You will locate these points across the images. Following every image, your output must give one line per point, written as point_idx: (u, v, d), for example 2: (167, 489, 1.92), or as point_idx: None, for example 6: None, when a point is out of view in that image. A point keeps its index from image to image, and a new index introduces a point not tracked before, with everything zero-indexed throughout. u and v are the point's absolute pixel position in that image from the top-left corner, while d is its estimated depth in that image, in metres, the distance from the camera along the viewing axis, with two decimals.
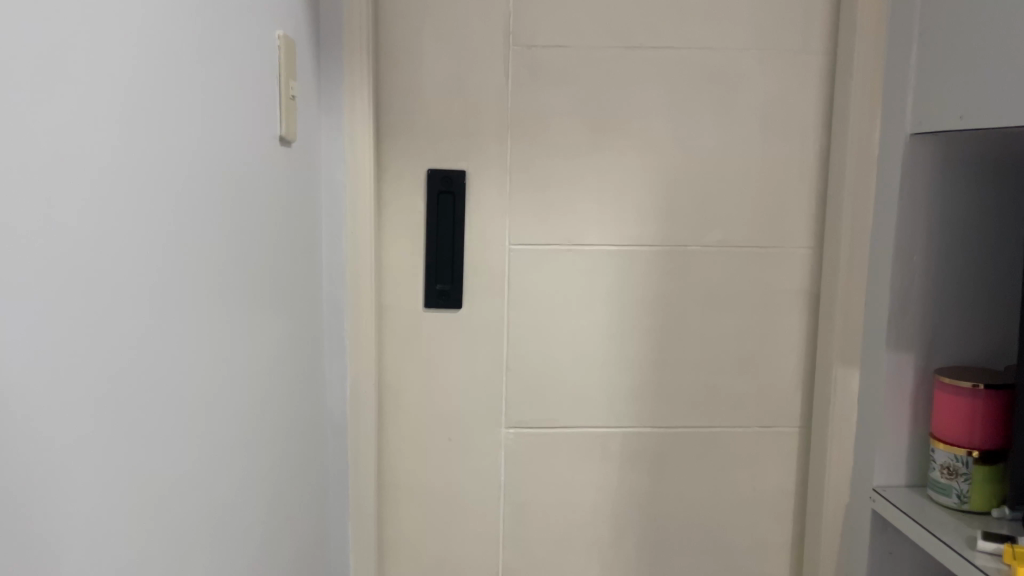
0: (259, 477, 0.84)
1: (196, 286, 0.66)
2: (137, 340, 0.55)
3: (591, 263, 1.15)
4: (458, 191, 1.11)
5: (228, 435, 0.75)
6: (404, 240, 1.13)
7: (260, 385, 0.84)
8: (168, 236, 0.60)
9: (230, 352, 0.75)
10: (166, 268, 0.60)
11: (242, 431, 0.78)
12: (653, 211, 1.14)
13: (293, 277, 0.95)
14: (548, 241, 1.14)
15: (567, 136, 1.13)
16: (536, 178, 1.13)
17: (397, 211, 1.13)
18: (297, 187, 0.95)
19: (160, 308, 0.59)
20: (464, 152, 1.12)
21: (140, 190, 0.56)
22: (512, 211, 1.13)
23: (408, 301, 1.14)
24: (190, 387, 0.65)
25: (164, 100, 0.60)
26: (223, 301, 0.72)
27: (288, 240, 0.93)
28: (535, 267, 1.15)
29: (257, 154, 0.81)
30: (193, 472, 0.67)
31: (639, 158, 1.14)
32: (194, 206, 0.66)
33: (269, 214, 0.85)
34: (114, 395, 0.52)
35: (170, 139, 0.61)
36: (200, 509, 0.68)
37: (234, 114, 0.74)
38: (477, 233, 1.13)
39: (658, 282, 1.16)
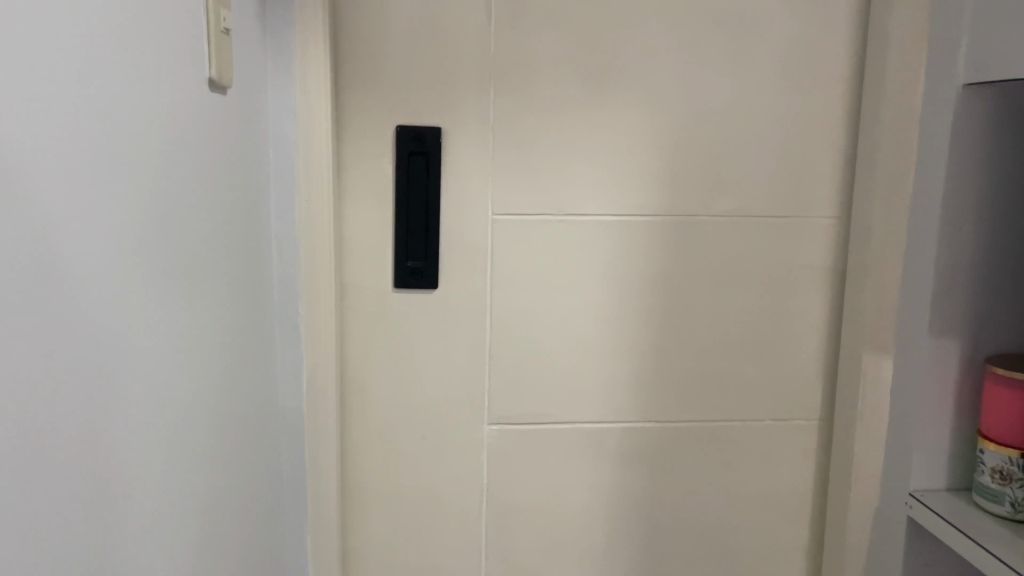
0: (212, 487, 0.72)
1: (112, 255, 0.49)
2: (31, 340, 0.39)
3: (587, 235, 1.00)
4: (432, 151, 0.95)
5: (175, 444, 0.62)
6: (368, 207, 0.97)
7: (198, 377, 0.68)
8: (68, 187, 0.43)
9: (171, 343, 0.61)
10: (71, 232, 0.43)
11: (190, 436, 0.66)
12: (658, 175, 0.99)
13: (235, 247, 0.79)
14: (536, 209, 0.99)
15: (560, 87, 0.97)
16: (522, 136, 0.97)
17: (361, 174, 0.96)
18: (238, 144, 0.78)
19: (86, 305, 0.46)
20: (439, 105, 0.95)
21: (20, 116, 0.38)
22: (495, 174, 0.98)
23: (374, 279, 0.98)
24: (106, 389, 0.48)
25: (79, 36, 0.45)
26: (149, 276, 0.56)
27: (228, 202, 0.76)
28: (523, 239, 0.99)
29: (187, 93, 0.63)
30: (117, 497, 0.50)
31: (642, 113, 0.98)
32: (107, 144, 0.48)
33: (204, 167, 0.68)
34: (13, 434, 0.38)
35: (70, 51, 0.44)
36: (146, 540, 0.56)
37: (155, 32, 0.56)
38: (455, 200, 0.97)
39: (663, 256, 1.01)
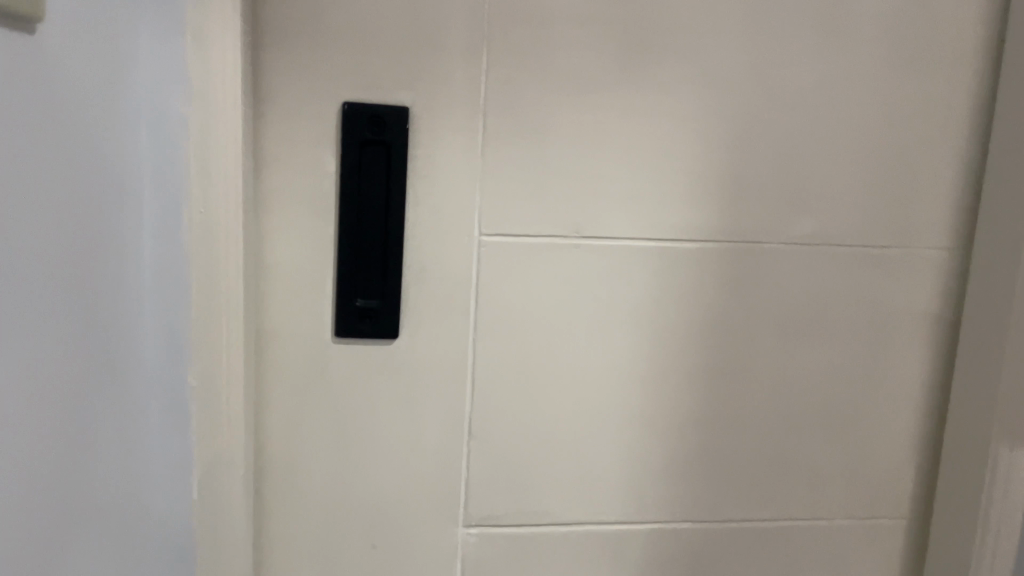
0: None
1: None
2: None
3: (612, 267, 0.71)
4: (395, 142, 0.66)
5: (27, 532, 0.43)
6: (297, 220, 0.66)
7: None
8: None
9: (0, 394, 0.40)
10: None
11: (79, 491, 0.49)
12: (714, 185, 0.71)
13: (73, 265, 0.47)
14: (541, 228, 0.70)
15: (582, 55, 0.67)
16: (528, 125, 0.68)
17: (288, 172, 0.66)
18: (81, 102, 0.47)
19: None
20: (409, 76, 0.66)
21: None
22: (485, 177, 0.68)
23: (306, 324, 0.68)
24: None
25: None
26: None
27: (53, 187, 0.44)
28: (520, 270, 0.70)
29: None
30: None
31: (696, 98, 0.69)
32: None
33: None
34: None
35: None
36: None
37: None
38: (426, 214, 0.68)
39: (714, 299, 0.73)
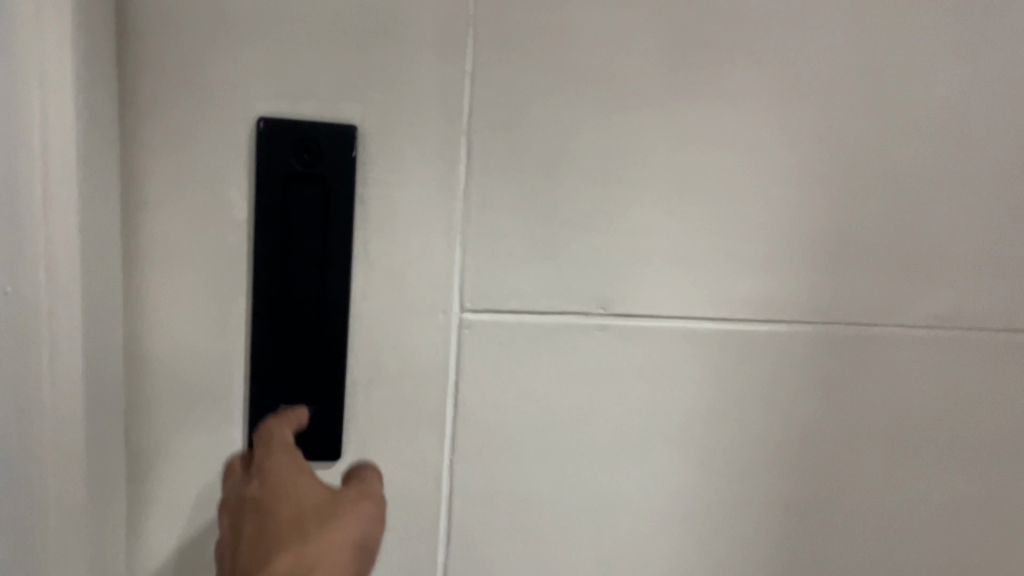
0: None
1: None
2: None
3: (656, 359, 0.49)
4: (335, 178, 0.45)
5: None
6: (189, 291, 0.45)
7: None
8: None
9: None
10: None
11: None
12: (798, 240, 0.49)
13: None
14: (550, 300, 0.48)
15: (611, 50, 0.46)
16: (534, 155, 0.46)
17: (174, 222, 0.44)
18: None
19: None
20: (358, 83, 0.45)
21: None
22: (467, 227, 0.47)
23: (204, 440, 0.47)
24: None
25: None
26: None
27: None
28: (521, 362, 0.48)
29: None
30: None
31: (775, 119, 0.48)
32: None
33: None
34: None
35: None
36: None
37: None
38: (381, 282, 0.47)
39: (798, 403, 0.51)
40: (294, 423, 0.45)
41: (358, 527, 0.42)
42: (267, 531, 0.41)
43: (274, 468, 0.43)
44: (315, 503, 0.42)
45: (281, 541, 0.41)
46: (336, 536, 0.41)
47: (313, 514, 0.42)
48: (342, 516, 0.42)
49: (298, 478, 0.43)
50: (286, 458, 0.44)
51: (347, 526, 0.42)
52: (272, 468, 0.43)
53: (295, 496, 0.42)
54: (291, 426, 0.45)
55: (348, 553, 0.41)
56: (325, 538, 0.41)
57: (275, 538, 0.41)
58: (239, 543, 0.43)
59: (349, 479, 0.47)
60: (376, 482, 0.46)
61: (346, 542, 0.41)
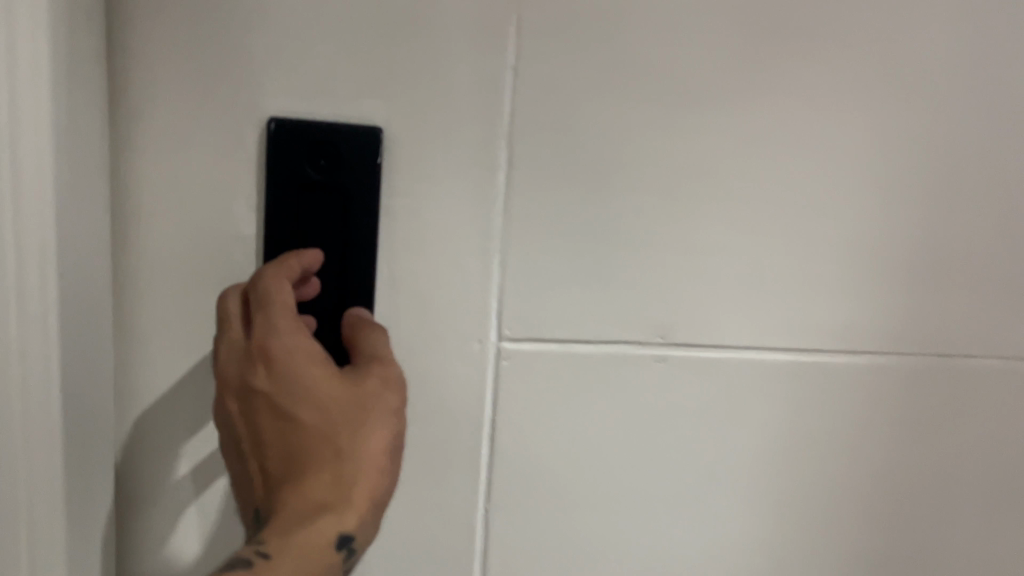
0: None
1: None
2: None
3: (720, 395, 0.43)
4: (356, 188, 0.39)
5: None
6: (189, 315, 0.40)
7: None
8: None
9: None
10: None
11: None
12: (885, 260, 0.43)
13: None
14: (600, 328, 0.42)
15: (677, 41, 0.40)
16: (583, 161, 0.41)
17: (171, 237, 0.39)
18: None
19: None
20: (385, 79, 0.39)
21: None
22: (506, 245, 0.41)
23: (204, 484, 0.41)
24: None
25: None
26: None
27: None
28: (567, 398, 0.42)
29: None
30: None
31: (866, 122, 0.41)
32: None
33: None
34: None
35: None
36: None
37: None
38: (408, 307, 0.41)
39: (877, 446, 0.45)
40: (288, 270, 0.37)
41: (388, 419, 0.36)
42: (294, 451, 0.35)
43: (282, 359, 0.35)
44: (339, 403, 0.35)
45: (315, 464, 0.35)
46: (370, 449, 0.35)
47: (340, 421, 0.35)
48: (371, 410, 0.36)
49: (315, 375, 0.35)
50: (295, 344, 0.36)
51: (377, 432, 0.36)
52: (283, 354, 0.35)
53: (317, 405, 0.35)
54: (291, 274, 0.37)
55: (382, 457, 0.36)
56: (360, 455, 0.35)
57: (303, 464, 0.35)
58: (257, 457, 0.36)
59: (352, 325, 0.39)
60: (378, 333, 0.38)
61: (377, 453, 0.36)
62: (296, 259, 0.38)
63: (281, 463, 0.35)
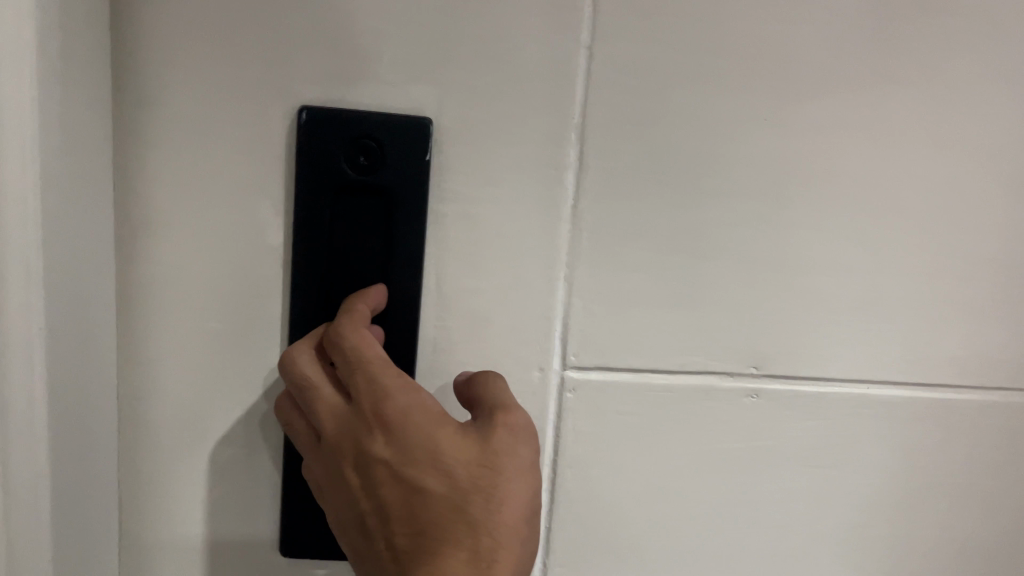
0: None
1: None
2: None
3: (825, 439, 0.36)
4: (400, 188, 0.33)
5: None
6: (204, 334, 0.34)
7: None
8: None
9: None
10: None
11: None
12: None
13: None
14: (681, 355, 0.36)
15: (785, 18, 0.34)
16: (667, 159, 0.34)
17: (183, 242, 0.33)
18: None
19: None
20: (436, 61, 0.33)
21: None
22: (578, 257, 0.35)
23: (223, 526, 0.36)
24: None
25: None
26: None
27: None
28: (641, 435, 0.36)
29: None
30: None
31: (1004, 117, 0.35)
32: None
33: None
34: None
35: None
36: None
37: None
38: (461, 328, 0.35)
39: (1015, 502, 0.37)
40: (360, 317, 0.31)
41: (524, 476, 0.29)
42: (420, 527, 0.28)
43: (399, 418, 0.29)
44: (468, 465, 0.29)
45: (445, 538, 0.28)
46: (507, 516, 0.28)
47: (471, 485, 0.28)
48: (506, 468, 0.29)
49: (438, 434, 0.29)
50: (411, 401, 0.29)
51: (514, 493, 0.29)
52: (397, 414, 0.29)
53: (444, 468, 0.29)
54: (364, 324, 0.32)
55: (523, 525, 0.29)
56: (497, 524, 0.28)
57: (430, 539, 0.28)
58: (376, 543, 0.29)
59: (470, 381, 0.33)
60: (498, 380, 0.32)
61: (516, 523, 0.28)
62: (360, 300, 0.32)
63: (404, 544, 0.28)
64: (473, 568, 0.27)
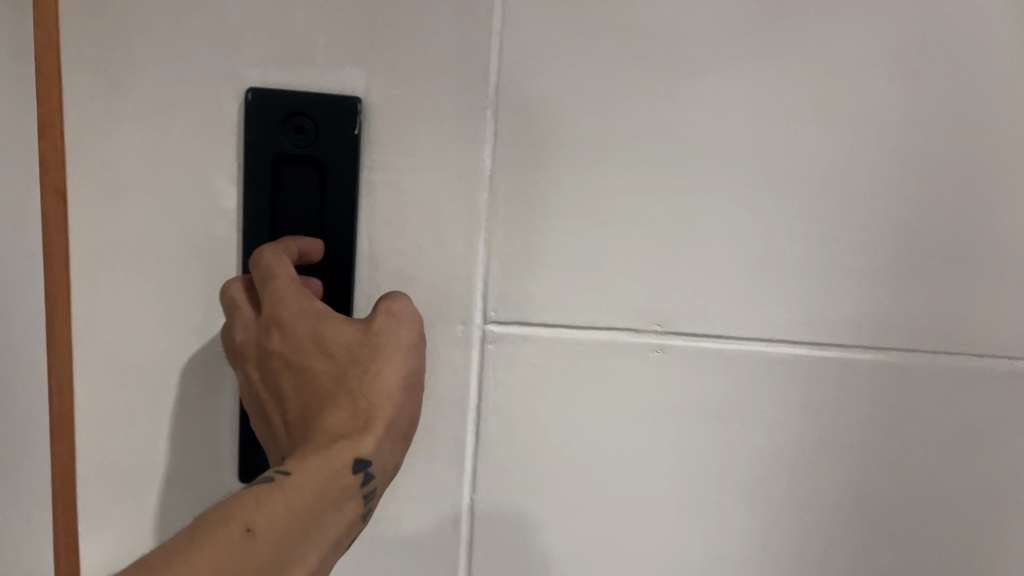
0: None
1: None
2: None
3: (713, 387, 0.40)
4: (332, 160, 0.38)
5: None
6: (168, 285, 0.40)
7: None
8: None
9: None
10: None
11: None
12: (915, 241, 0.38)
13: None
14: (590, 312, 0.39)
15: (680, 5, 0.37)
16: (573, 133, 0.38)
17: (146, 205, 0.39)
18: None
19: None
20: (364, 48, 0.37)
21: None
22: (493, 221, 0.38)
23: (187, 453, 0.41)
24: None
25: None
26: None
27: None
28: (554, 386, 0.40)
29: None
30: None
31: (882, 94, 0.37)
32: None
33: None
34: None
35: None
36: None
37: None
38: (391, 286, 0.39)
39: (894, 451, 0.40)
40: (286, 249, 0.36)
41: (401, 354, 0.35)
42: (310, 397, 0.35)
43: (292, 317, 0.35)
44: (351, 348, 0.35)
45: (328, 403, 0.34)
46: (383, 385, 0.34)
47: (352, 362, 0.34)
48: (384, 349, 0.35)
49: (327, 326, 0.35)
50: (297, 304, 0.35)
51: (389, 367, 0.35)
52: (291, 313, 0.35)
53: (328, 351, 0.35)
54: (289, 254, 0.36)
55: (400, 395, 0.35)
56: (373, 389, 0.34)
57: (315, 405, 0.34)
58: (280, 414, 0.36)
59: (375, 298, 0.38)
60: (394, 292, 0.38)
61: (391, 389, 0.34)
62: (292, 246, 0.37)
63: (298, 412, 0.35)
64: (350, 423, 0.33)
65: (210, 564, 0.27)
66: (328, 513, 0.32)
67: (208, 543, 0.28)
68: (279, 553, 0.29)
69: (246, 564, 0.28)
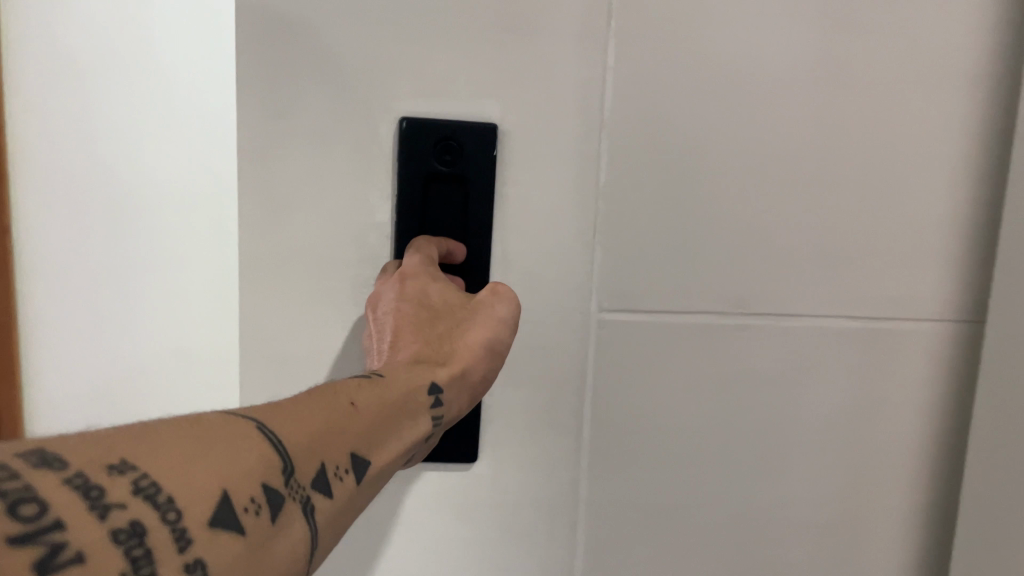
0: None
1: None
2: None
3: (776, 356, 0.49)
4: (475, 179, 0.45)
5: None
6: (323, 287, 0.46)
7: None
8: None
9: None
10: None
11: None
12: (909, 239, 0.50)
13: None
14: (684, 299, 0.48)
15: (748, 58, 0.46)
16: (669, 157, 0.46)
17: (309, 218, 0.45)
18: None
19: None
20: (503, 89, 0.45)
21: None
22: (605, 225, 0.47)
23: None
24: None
25: None
26: None
27: None
28: (653, 363, 0.48)
29: None
30: None
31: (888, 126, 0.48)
32: None
33: None
34: None
35: None
36: None
37: None
38: (518, 284, 0.47)
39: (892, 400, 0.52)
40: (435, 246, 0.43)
41: (487, 323, 0.39)
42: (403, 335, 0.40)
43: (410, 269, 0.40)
44: (450, 305, 0.40)
45: (416, 340, 0.39)
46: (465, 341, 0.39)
47: (445, 314, 0.40)
48: (476, 314, 0.39)
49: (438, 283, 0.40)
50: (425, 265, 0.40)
51: (473, 331, 0.39)
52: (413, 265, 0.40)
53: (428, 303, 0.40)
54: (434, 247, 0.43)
55: (475, 356, 0.39)
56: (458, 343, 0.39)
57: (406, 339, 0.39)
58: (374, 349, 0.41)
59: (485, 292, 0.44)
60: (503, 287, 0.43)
61: (471, 347, 0.39)
62: (441, 242, 0.44)
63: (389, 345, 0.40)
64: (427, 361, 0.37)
65: (320, 416, 0.28)
66: (404, 421, 0.33)
67: (317, 400, 0.29)
68: (373, 431, 0.30)
69: (342, 427, 0.29)
